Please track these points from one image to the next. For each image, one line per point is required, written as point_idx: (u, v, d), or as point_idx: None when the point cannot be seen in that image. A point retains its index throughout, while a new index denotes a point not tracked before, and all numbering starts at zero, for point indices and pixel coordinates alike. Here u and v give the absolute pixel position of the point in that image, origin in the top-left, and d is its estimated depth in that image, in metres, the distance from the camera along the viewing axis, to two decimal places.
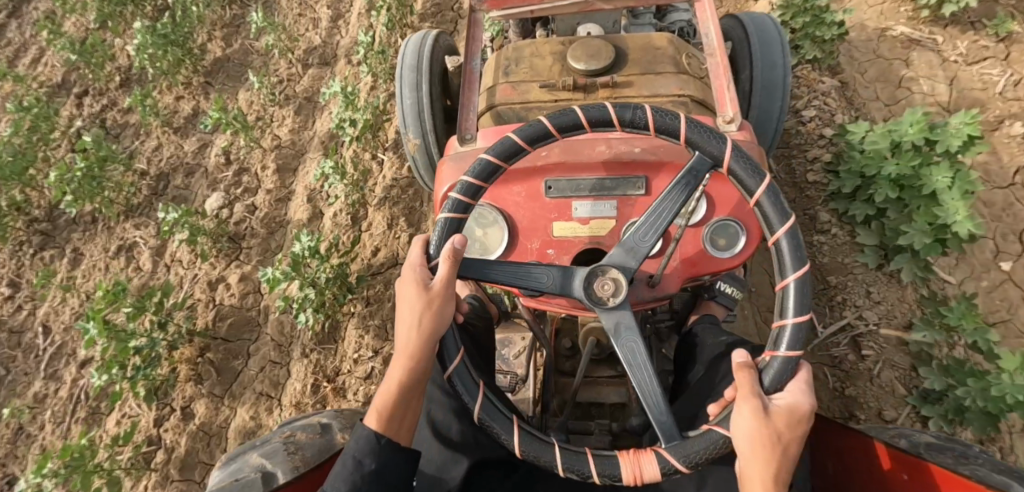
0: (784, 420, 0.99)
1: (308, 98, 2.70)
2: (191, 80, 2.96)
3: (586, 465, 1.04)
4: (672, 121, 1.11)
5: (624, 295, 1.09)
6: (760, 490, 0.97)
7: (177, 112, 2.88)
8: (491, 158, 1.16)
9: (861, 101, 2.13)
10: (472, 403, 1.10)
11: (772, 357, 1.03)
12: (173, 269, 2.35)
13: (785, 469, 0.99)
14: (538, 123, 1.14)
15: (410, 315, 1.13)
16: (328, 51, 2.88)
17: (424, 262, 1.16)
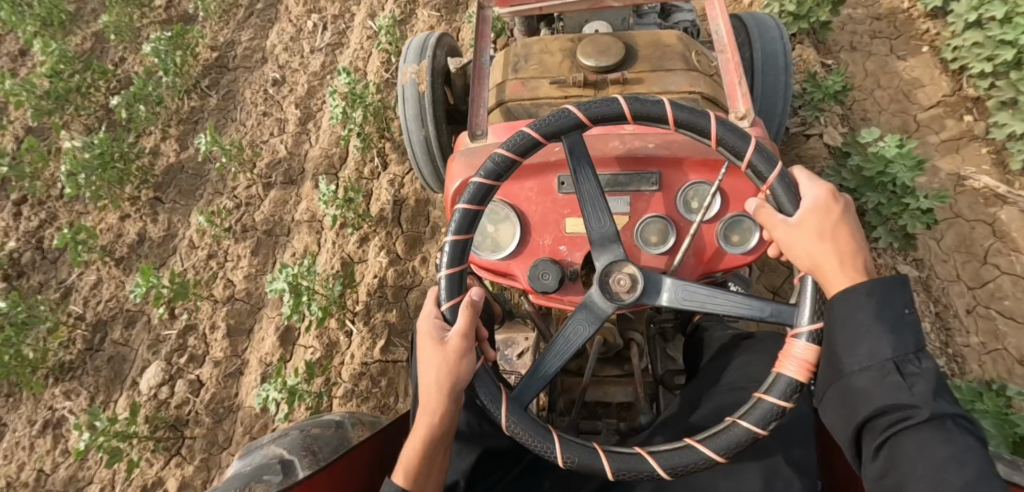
0: (820, 219, 1.00)
1: (268, 231, 2.30)
2: (138, 196, 2.55)
3: (698, 453, 1.00)
4: (657, 107, 1.11)
5: (643, 281, 1.12)
6: (842, 277, 0.96)
7: (120, 236, 2.48)
8: (482, 181, 1.15)
9: (939, 283, 1.75)
10: (497, 406, 1.09)
11: (771, 187, 1.05)
12: (105, 460, 1.99)
13: (853, 236, 0.99)
14: (522, 134, 1.14)
15: (430, 365, 1.11)
16: (294, 165, 2.46)
17: (441, 318, 1.15)
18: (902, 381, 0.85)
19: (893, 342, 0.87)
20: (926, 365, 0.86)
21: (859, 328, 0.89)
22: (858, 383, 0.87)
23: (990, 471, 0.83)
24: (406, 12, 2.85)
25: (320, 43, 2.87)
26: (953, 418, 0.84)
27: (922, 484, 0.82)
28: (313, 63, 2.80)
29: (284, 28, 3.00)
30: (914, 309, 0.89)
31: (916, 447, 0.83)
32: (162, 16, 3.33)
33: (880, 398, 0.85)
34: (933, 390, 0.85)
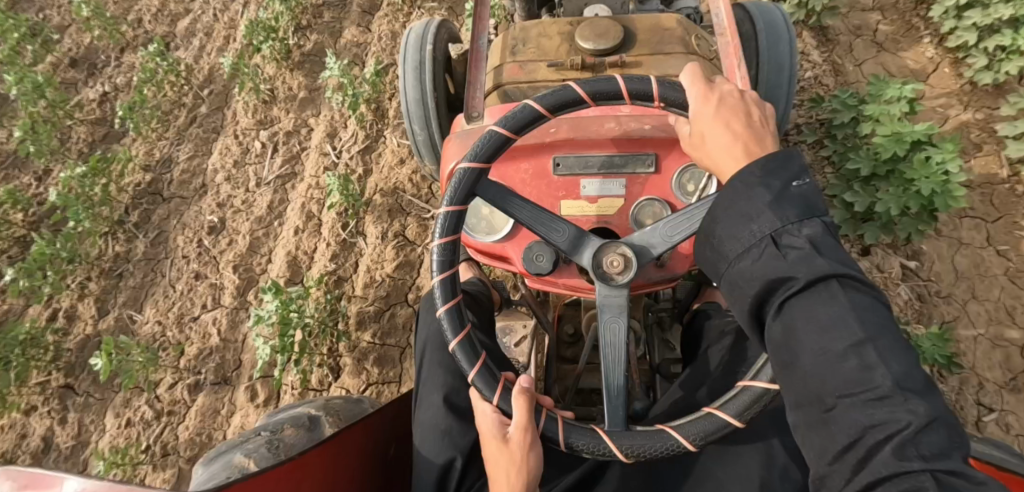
0: (713, 117, 0.98)
1: (193, 457, 1.86)
2: (46, 383, 2.10)
3: (670, 437, 0.97)
4: (608, 83, 1.09)
5: (635, 266, 1.06)
6: (733, 162, 0.94)
7: (22, 437, 2.04)
8: (471, 165, 1.09)
9: None
10: (557, 435, 1.01)
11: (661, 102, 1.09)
12: None
13: (740, 115, 0.98)
14: (489, 134, 1.10)
15: (500, 467, 1.04)
16: (229, 357, 2.00)
17: (505, 420, 1.04)
18: (780, 251, 0.80)
19: (772, 216, 0.82)
20: (803, 232, 0.81)
21: (736, 211, 0.85)
22: (739, 274, 0.84)
23: (882, 323, 0.76)
24: (372, 136, 2.34)
25: (268, 172, 2.37)
26: (840, 278, 0.77)
27: (814, 352, 0.76)
28: (256, 208, 2.28)
29: (227, 142, 2.52)
30: (795, 180, 0.84)
31: (806, 316, 0.77)
32: (96, 114, 2.89)
33: (763, 276, 0.80)
34: (812, 255, 0.79)
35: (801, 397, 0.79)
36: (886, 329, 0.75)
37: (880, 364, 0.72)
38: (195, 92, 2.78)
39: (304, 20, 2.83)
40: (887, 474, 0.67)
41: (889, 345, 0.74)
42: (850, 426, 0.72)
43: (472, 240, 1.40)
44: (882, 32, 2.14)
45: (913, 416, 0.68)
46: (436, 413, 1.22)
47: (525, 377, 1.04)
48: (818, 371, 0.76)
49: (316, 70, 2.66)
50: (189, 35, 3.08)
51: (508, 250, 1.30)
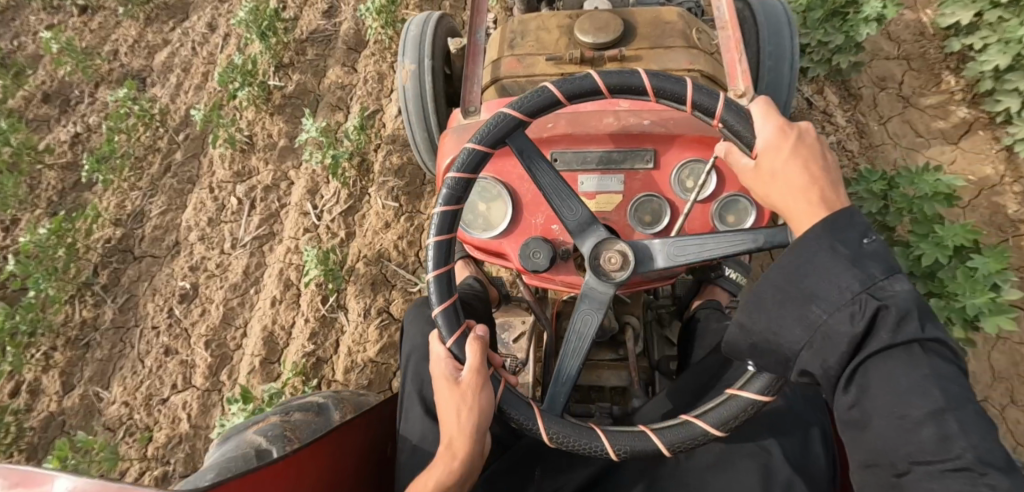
0: (785, 150, 0.94)
1: None
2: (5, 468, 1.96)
3: (596, 439, 1.03)
4: (678, 86, 1.05)
5: (634, 263, 1.09)
6: (807, 208, 0.89)
7: None
8: (513, 111, 1.09)
9: None
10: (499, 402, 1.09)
11: (722, 120, 1.03)
12: None
13: (815, 154, 0.93)
14: (544, 91, 1.08)
15: (448, 405, 1.10)
16: (201, 446, 1.87)
17: (455, 362, 1.10)
18: (871, 312, 0.78)
19: (857, 274, 0.81)
20: (892, 289, 0.79)
21: (816, 265, 0.84)
22: (817, 329, 0.82)
23: (963, 393, 0.77)
24: (356, 195, 2.16)
25: (244, 232, 2.20)
26: (925, 344, 0.78)
27: (888, 414, 0.78)
28: (231, 274, 2.12)
29: (202, 195, 2.36)
30: (874, 238, 0.83)
31: (888, 378, 0.78)
32: (67, 156, 2.73)
33: (843, 332, 0.80)
34: (907, 316, 0.78)
35: (870, 455, 0.81)
36: (966, 401, 0.76)
37: (960, 434, 0.74)
38: (170, 136, 2.62)
39: (286, 57, 2.67)
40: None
41: (970, 415, 0.75)
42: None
43: (469, 236, 1.35)
44: (910, 85, 1.97)
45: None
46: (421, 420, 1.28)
47: (481, 327, 1.12)
48: (894, 437, 0.78)
49: (298, 114, 2.49)
50: (165, 71, 2.91)
51: (507, 246, 1.30)
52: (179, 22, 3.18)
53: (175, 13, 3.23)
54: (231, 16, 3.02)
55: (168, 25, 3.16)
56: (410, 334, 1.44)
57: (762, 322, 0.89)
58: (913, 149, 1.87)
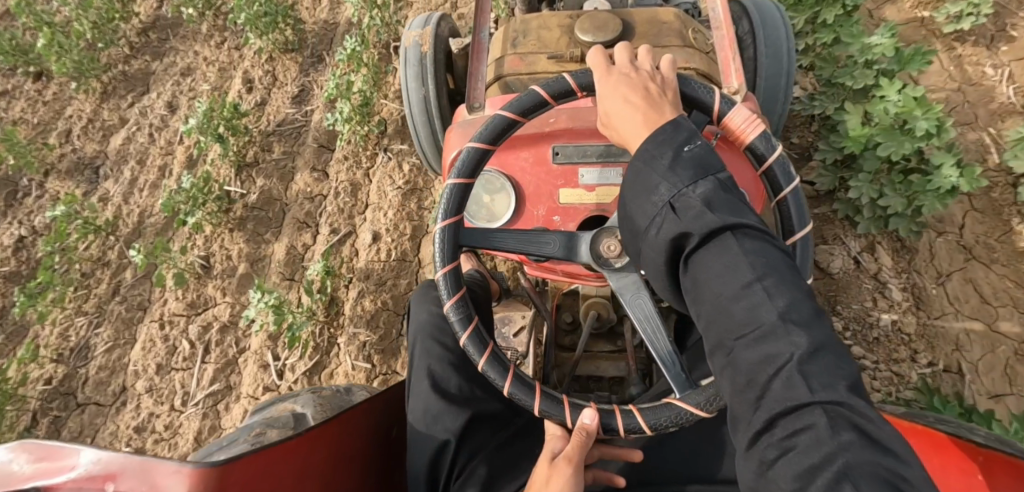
0: (609, 91, 1.05)
1: None
2: None
3: (677, 408, 1.03)
4: (584, 75, 1.17)
5: (633, 253, 1.13)
6: (635, 132, 0.98)
7: None
8: (478, 145, 1.18)
9: None
10: (617, 423, 1.06)
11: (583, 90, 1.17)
12: None
13: (640, 86, 1.03)
14: (498, 117, 1.18)
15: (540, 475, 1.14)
16: None
17: (565, 435, 1.16)
18: (676, 217, 0.84)
19: (664, 185, 0.87)
20: (698, 188, 0.85)
21: (639, 180, 0.91)
22: (647, 232, 0.89)
23: (773, 264, 0.80)
24: (323, 347, 1.89)
25: (196, 385, 1.93)
26: (731, 229, 0.81)
27: (713, 301, 0.80)
28: (181, 441, 1.87)
29: (152, 327, 2.09)
30: (689, 144, 0.89)
31: (708, 264, 0.81)
32: (10, 265, 2.44)
33: (664, 236, 0.85)
34: (704, 212, 0.82)
35: (708, 340, 0.82)
36: (775, 269, 0.79)
37: (767, 302, 0.77)
38: (121, 248, 2.33)
39: (250, 154, 2.37)
40: (779, 410, 0.70)
41: (779, 283, 0.78)
42: (746, 362, 0.76)
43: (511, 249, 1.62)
44: (972, 231, 1.69)
45: (795, 348, 0.73)
46: (427, 398, 1.33)
47: (590, 414, 1.07)
48: (722, 323, 0.79)
49: (260, 230, 2.19)
50: (118, 161, 2.61)
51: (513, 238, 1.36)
52: (137, 100, 2.88)
53: (135, 86, 2.93)
54: (192, 96, 2.72)
55: (126, 101, 2.87)
56: (417, 318, 1.49)
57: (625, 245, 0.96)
58: (977, 318, 1.60)
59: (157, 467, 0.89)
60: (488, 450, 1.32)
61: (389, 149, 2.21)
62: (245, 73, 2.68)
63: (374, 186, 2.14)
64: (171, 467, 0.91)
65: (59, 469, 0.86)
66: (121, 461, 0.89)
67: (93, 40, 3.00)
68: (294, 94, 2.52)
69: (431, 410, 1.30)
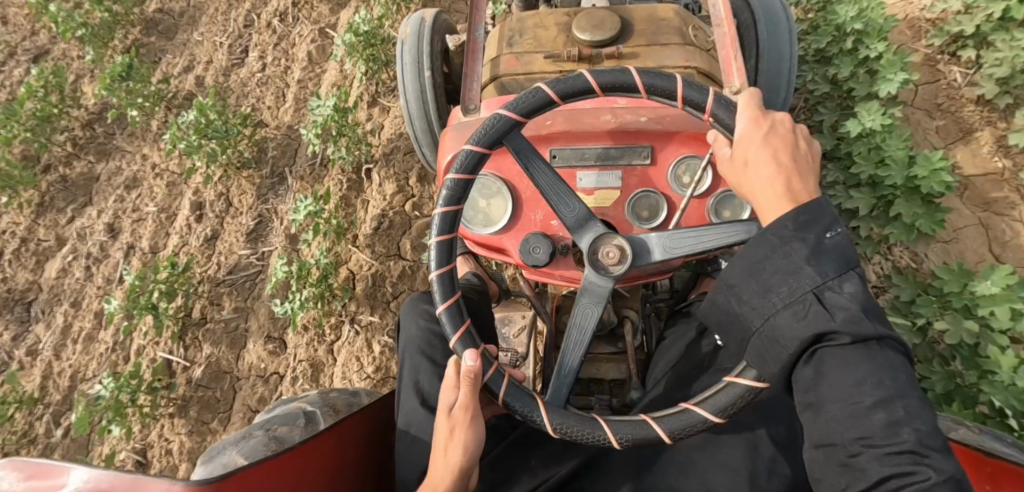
0: (746, 142, 0.94)
1: None
2: None
3: (652, 429, 0.99)
4: (666, 82, 1.05)
5: (631, 258, 1.07)
6: (775, 204, 0.88)
7: None
8: (474, 147, 1.08)
9: None
10: (543, 419, 1.03)
11: (711, 115, 1.03)
12: None
13: (789, 145, 0.93)
14: (496, 117, 1.08)
15: (439, 440, 1.09)
16: None
17: (456, 385, 1.08)
18: (824, 314, 0.78)
19: (812, 272, 0.79)
20: (845, 289, 0.79)
21: (773, 263, 0.82)
22: (779, 318, 0.81)
23: (910, 377, 0.77)
24: None
25: None
26: (879, 338, 0.78)
27: (841, 404, 0.77)
28: None
29: None
30: (836, 233, 0.82)
31: (842, 363, 0.78)
32: None
33: (803, 326, 0.79)
34: (862, 317, 0.77)
35: (819, 434, 0.81)
36: (913, 388, 0.77)
37: (907, 421, 0.74)
38: (48, 425, 2.01)
39: (197, 309, 2.02)
40: None
41: (918, 405, 0.75)
42: (872, 473, 0.75)
43: (470, 232, 1.38)
44: None
45: (931, 472, 0.72)
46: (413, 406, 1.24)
47: (472, 354, 1.02)
48: (850, 426, 0.77)
49: (205, 418, 1.86)
50: (50, 301, 2.26)
51: (510, 240, 1.35)
52: (76, 216, 2.51)
53: (75, 195, 2.56)
54: (136, 218, 2.35)
55: (64, 216, 2.51)
56: (405, 327, 1.37)
57: (729, 309, 0.88)
58: None
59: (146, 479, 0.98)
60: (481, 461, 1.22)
61: (357, 320, 1.88)
62: (193, 196, 2.29)
63: (339, 373, 1.82)
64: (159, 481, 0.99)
65: (49, 486, 0.97)
66: (110, 479, 0.98)
67: (29, 142, 2.65)
68: (249, 230, 2.15)
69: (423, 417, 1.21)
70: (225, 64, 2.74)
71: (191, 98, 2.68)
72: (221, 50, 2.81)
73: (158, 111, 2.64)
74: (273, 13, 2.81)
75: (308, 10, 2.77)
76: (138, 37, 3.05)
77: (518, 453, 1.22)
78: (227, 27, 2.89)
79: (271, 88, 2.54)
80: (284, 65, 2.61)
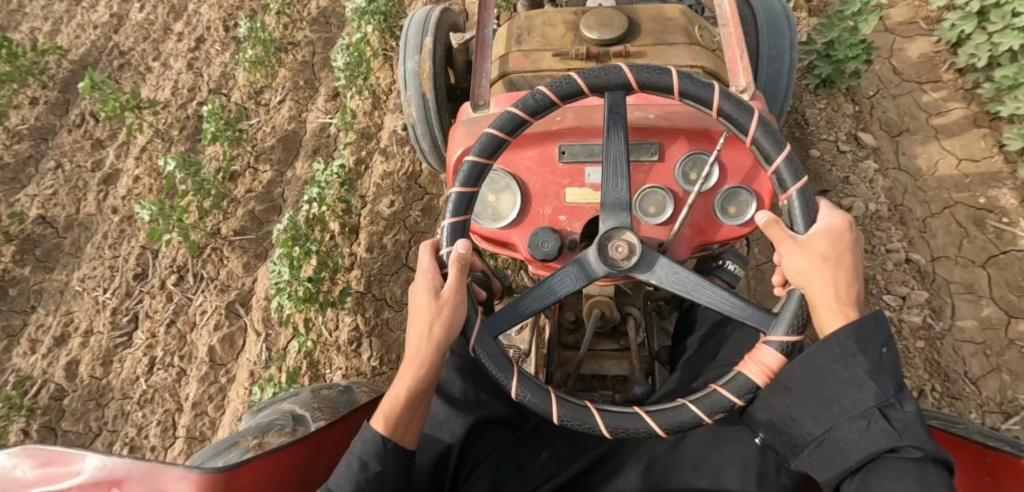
0: (829, 241, 0.85)
1: None
2: None
3: (591, 417, 0.88)
4: (706, 90, 0.92)
5: (640, 253, 0.95)
6: (826, 311, 0.82)
7: None
8: (494, 133, 0.97)
9: None
10: (547, 407, 0.89)
11: (790, 198, 0.88)
12: None
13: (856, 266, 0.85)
14: (540, 93, 0.95)
15: (420, 320, 0.96)
16: None
17: (438, 272, 0.97)
18: (891, 431, 0.73)
19: (874, 388, 0.75)
20: (906, 412, 0.75)
21: (834, 377, 0.77)
22: (852, 428, 0.75)
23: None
24: None
25: None
26: (935, 460, 0.73)
27: None
28: None
29: None
30: (893, 348, 0.77)
31: (895, 479, 0.72)
32: None
33: (860, 446, 0.74)
34: (918, 433, 0.74)
35: None
36: None
37: None
38: None
39: None
40: None
41: None
42: None
43: (477, 228, 1.19)
44: None
45: None
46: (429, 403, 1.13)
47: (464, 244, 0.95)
48: None
49: None
50: None
51: (516, 237, 1.15)
52: None
53: None
54: None
55: None
56: None
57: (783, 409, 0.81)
58: None
59: (163, 470, 0.89)
60: (490, 458, 1.13)
61: None
62: None
63: None
64: (178, 469, 0.90)
65: (63, 475, 0.89)
66: (126, 467, 0.89)
67: None
68: None
69: (433, 411, 1.12)
70: (105, 343, 2.02)
71: (59, 397, 1.97)
72: (103, 313, 2.09)
73: (11, 425, 1.92)
74: (167, 267, 2.07)
75: (215, 265, 2.04)
76: (7, 262, 2.30)
77: (527, 449, 1.14)
78: (114, 273, 2.16)
79: (159, 411, 1.85)
80: (177, 367, 1.90)
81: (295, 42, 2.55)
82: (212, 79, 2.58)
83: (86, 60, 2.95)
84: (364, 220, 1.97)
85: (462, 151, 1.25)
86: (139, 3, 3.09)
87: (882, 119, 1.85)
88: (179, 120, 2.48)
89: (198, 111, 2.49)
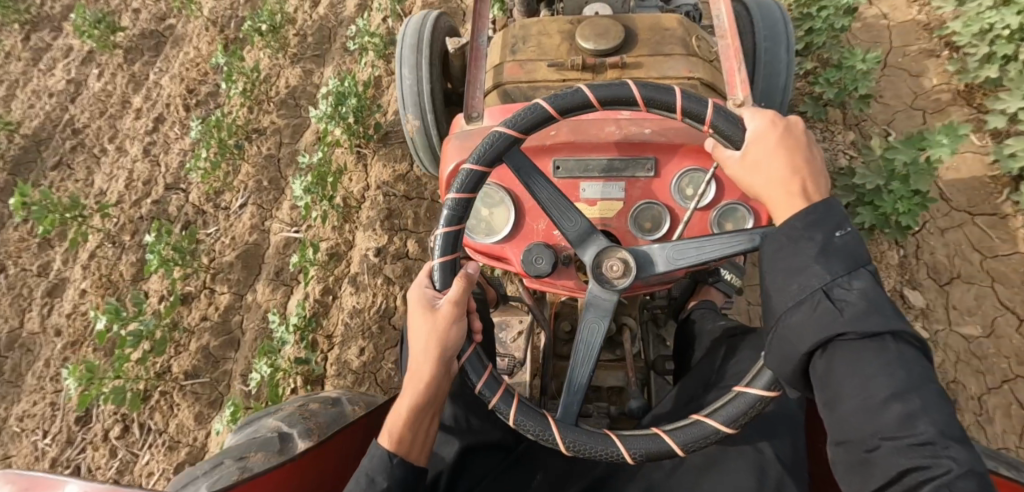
0: (767, 142, 0.86)
1: None
2: None
3: (611, 444, 0.88)
4: (664, 92, 0.90)
5: (636, 266, 0.94)
6: (777, 197, 0.82)
7: None
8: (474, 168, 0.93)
9: None
10: (552, 436, 0.89)
11: (712, 124, 0.90)
12: None
13: (800, 153, 0.84)
14: (536, 109, 0.92)
15: (418, 334, 0.95)
16: None
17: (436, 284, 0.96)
18: (833, 310, 0.70)
19: (819, 269, 0.72)
20: (855, 286, 0.71)
21: (785, 258, 0.75)
22: (806, 318, 0.71)
23: (928, 376, 0.70)
24: None
25: None
26: (895, 334, 0.70)
27: (856, 401, 0.70)
28: None
29: None
30: (844, 231, 0.74)
31: (847, 359, 0.70)
32: None
33: (816, 329, 0.70)
34: (869, 313, 0.69)
35: (839, 436, 0.73)
36: (927, 382, 0.69)
37: (917, 416, 0.67)
38: None
39: None
40: (897, 475, 0.67)
41: (933, 399, 0.68)
42: (889, 469, 0.67)
43: (471, 242, 1.15)
44: None
45: (948, 468, 0.64)
46: None
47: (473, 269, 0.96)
48: (861, 423, 0.70)
49: None
50: None
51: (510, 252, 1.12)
52: None
53: None
54: None
55: None
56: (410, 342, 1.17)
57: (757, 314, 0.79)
58: None
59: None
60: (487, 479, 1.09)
61: None
62: None
63: None
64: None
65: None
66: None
67: None
68: None
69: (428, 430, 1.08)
70: None
71: None
72: (41, 462, 1.86)
73: None
74: (111, 414, 1.84)
75: (164, 413, 1.81)
76: None
77: (521, 473, 1.10)
78: (55, 413, 1.93)
79: None
80: None
81: (261, 130, 2.30)
82: (169, 171, 2.32)
83: (38, 135, 2.69)
84: (329, 368, 1.74)
85: (456, 163, 1.14)
86: (98, 68, 2.83)
87: (930, 262, 1.61)
88: (132, 221, 2.23)
89: (152, 211, 2.23)
